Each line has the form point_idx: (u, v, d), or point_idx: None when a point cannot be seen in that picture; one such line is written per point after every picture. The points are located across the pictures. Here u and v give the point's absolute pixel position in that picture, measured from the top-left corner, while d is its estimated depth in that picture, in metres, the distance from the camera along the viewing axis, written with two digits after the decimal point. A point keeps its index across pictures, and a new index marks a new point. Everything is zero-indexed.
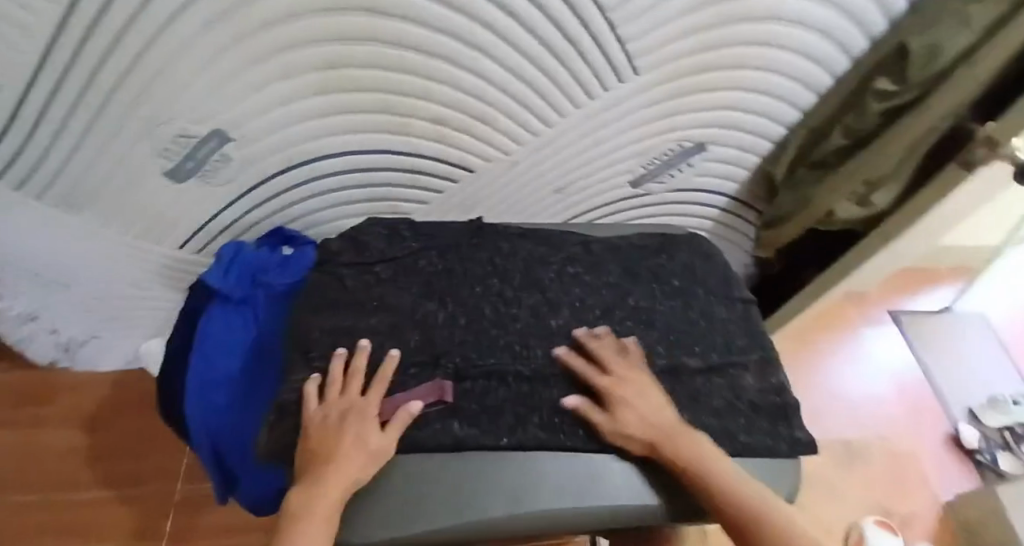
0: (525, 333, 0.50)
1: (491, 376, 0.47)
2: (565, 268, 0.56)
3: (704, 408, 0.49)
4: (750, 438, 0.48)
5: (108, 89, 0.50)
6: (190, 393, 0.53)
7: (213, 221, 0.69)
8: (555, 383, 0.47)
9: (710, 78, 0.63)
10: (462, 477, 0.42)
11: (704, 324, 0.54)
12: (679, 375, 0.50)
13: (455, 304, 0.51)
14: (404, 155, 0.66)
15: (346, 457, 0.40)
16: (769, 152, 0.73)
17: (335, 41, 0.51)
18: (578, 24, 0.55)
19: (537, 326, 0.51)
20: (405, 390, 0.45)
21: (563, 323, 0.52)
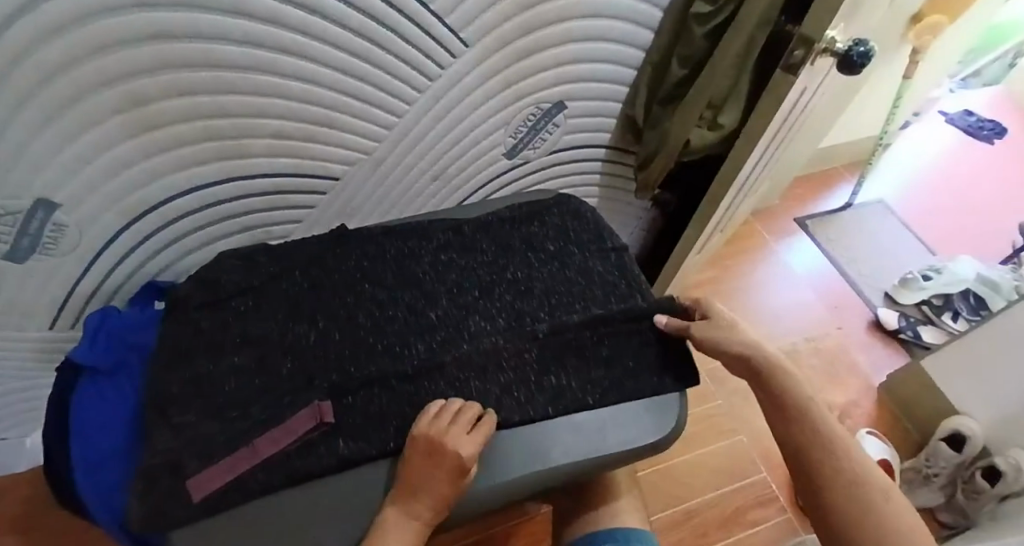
0: (403, 332, 0.47)
1: (372, 384, 0.43)
2: (436, 257, 0.53)
3: (592, 362, 0.47)
4: (642, 380, 0.47)
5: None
6: (81, 476, 0.51)
7: (75, 291, 0.65)
8: (441, 374, 0.44)
9: (543, 34, 0.62)
10: (348, 492, 0.39)
11: (584, 281, 0.52)
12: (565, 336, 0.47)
13: (327, 321, 0.47)
14: (257, 178, 0.63)
15: (421, 511, 0.36)
16: (627, 95, 0.73)
17: (132, 77, 0.48)
18: (388, 5, 0.53)
19: (415, 321, 0.48)
20: (268, 428, 0.40)
21: (444, 313, 0.49)
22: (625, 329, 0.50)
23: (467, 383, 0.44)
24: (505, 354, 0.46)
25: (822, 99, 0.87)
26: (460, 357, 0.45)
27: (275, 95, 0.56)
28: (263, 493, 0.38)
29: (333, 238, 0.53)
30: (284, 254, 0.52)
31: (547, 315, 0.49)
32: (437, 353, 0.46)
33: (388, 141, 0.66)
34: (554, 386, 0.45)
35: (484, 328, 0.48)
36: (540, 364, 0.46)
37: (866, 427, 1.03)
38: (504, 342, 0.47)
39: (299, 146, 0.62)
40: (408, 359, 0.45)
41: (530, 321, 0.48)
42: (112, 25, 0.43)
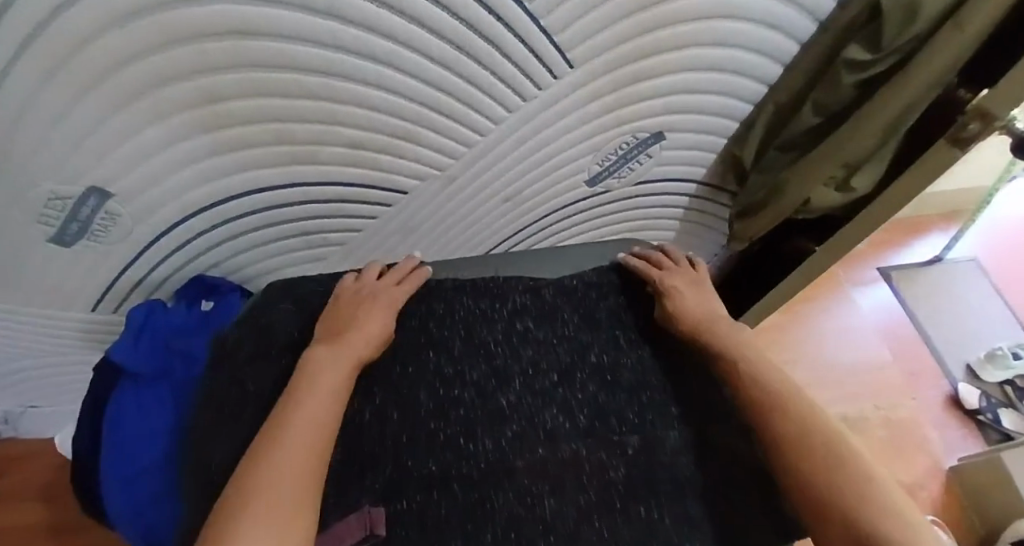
0: (469, 420, 0.42)
1: (431, 487, 0.38)
2: (512, 326, 0.48)
3: (688, 495, 0.40)
4: (745, 523, 0.39)
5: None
6: (112, 488, 0.50)
7: (121, 279, 0.62)
8: (511, 483, 0.39)
9: (658, 62, 0.54)
10: None
11: (675, 376, 0.46)
12: (655, 454, 0.41)
13: (385, 393, 0.43)
14: (323, 186, 0.58)
15: (355, 342, 0.42)
16: (735, 133, 0.65)
17: (202, 73, 0.42)
18: (496, 18, 0.45)
19: (486, 407, 0.43)
20: (317, 531, 0.36)
21: (517, 401, 0.44)
22: (727, 449, 0.42)
23: (541, 501, 0.38)
24: (586, 469, 0.40)
25: None
26: (533, 465, 0.40)
27: (355, 104, 0.50)
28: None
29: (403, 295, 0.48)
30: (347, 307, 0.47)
31: (635, 422, 0.43)
32: (509, 455, 0.40)
33: (466, 159, 0.60)
34: (643, 521, 0.38)
35: (562, 426, 0.42)
36: (626, 488, 0.39)
37: (930, 515, 0.93)
38: (586, 453, 0.41)
39: (372, 158, 0.56)
40: (475, 457, 0.40)
41: (616, 430, 0.43)
42: (186, 18, 0.37)
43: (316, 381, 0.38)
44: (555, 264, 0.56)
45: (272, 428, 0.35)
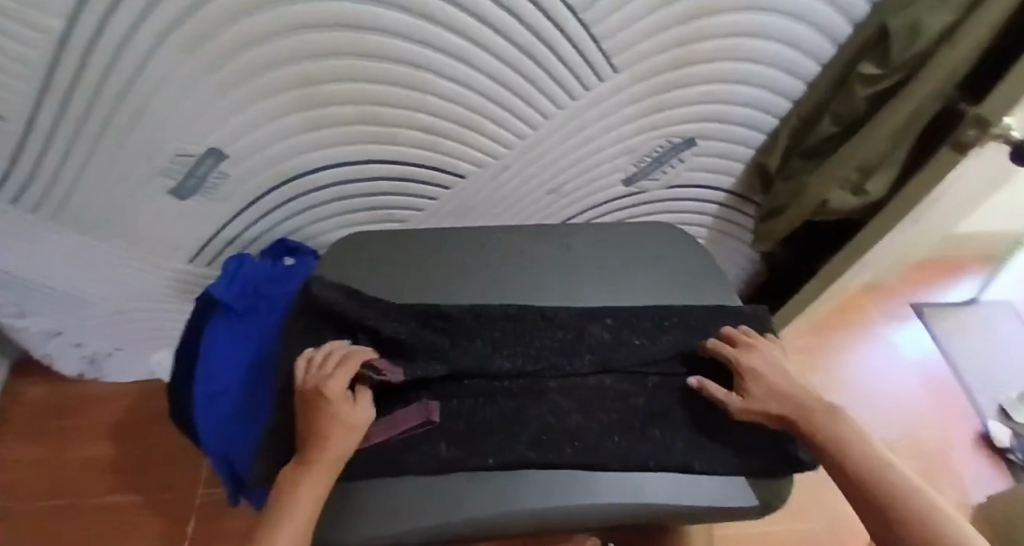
0: (514, 348, 0.50)
1: (479, 395, 0.46)
2: (552, 282, 0.55)
3: (702, 427, 0.45)
4: (751, 456, 0.44)
5: (108, 111, 0.53)
6: (196, 402, 0.58)
7: (219, 236, 0.73)
8: (545, 400, 0.46)
9: (693, 71, 0.62)
10: (433, 495, 0.41)
11: (699, 314, 0.52)
12: (671, 391, 0.47)
13: (442, 320, 0.51)
14: (396, 164, 0.68)
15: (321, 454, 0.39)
16: (763, 145, 0.72)
17: (315, 59, 0.54)
18: (552, 25, 0.55)
19: (530, 341, 0.50)
20: (380, 419, 0.45)
21: (561, 337, 0.51)
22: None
23: (569, 415, 0.45)
24: (611, 395, 0.47)
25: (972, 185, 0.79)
26: (565, 387, 0.47)
27: (430, 92, 0.60)
28: (364, 478, 0.42)
29: (460, 255, 0.57)
30: (413, 260, 0.57)
31: (660, 361, 0.49)
32: (544, 379, 0.48)
33: (517, 150, 0.69)
34: (658, 441, 0.44)
35: (590, 357, 0.49)
36: (645, 414, 0.46)
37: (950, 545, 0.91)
38: (610, 382, 0.47)
39: (438, 142, 0.66)
40: (514, 373, 0.48)
41: (640, 365, 0.48)
42: (312, 10, 0.49)
43: (284, 502, 0.37)
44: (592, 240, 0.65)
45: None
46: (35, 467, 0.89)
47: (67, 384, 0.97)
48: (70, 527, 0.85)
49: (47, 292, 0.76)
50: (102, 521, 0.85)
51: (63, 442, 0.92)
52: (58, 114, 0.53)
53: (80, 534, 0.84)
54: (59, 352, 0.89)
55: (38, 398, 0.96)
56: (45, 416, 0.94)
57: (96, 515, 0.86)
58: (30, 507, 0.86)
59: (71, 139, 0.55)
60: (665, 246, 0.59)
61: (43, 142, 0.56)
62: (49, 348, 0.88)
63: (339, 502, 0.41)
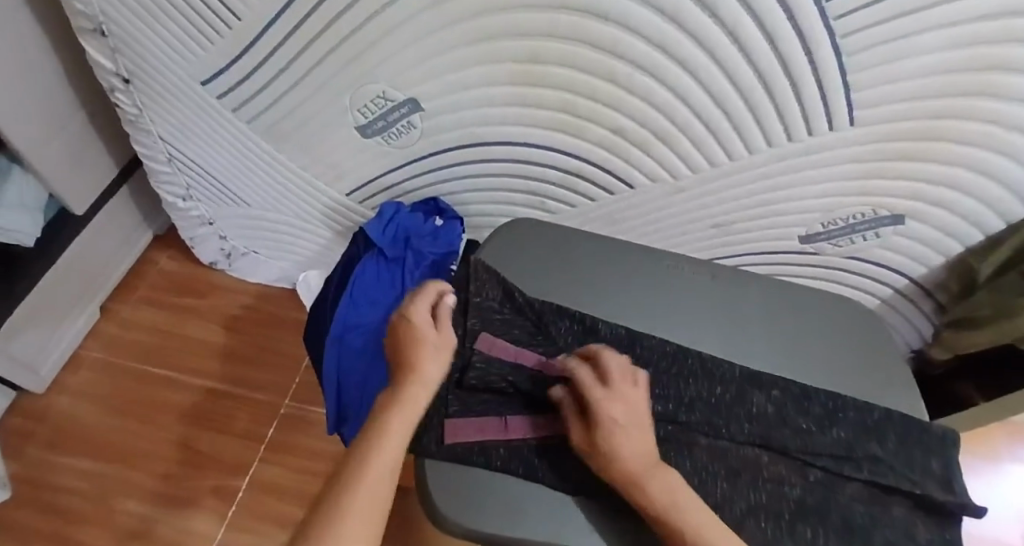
0: (667, 391, 0.46)
1: None
2: (719, 333, 0.52)
3: (859, 542, 0.40)
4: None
5: (342, 35, 0.56)
6: (334, 327, 0.60)
7: (383, 178, 0.75)
8: (690, 453, 0.43)
9: (937, 147, 0.55)
10: (560, 510, 0.39)
11: (879, 418, 0.46)
12: (834, 492, 0.42)
13: (598, 336, 0.49)
14: (573, 157, 0.66)
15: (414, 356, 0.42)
16: (979, 245, 0.64)
17: (542, 35, 0.53)
18: (806, 63, 0.49)
19: (684, 386, 0.47)
20: (522, 414, 0.44)
21: (719, 394, 0.47)
22: (907, 521, 0.42)
23: (714, 480, 0.42)
24: (765, 474, 0.42)
25: None
26: (715, 450, 0.43)
27: (641, 98, 0.57)
28: (497, 470, 0.41)
29: (623, 273, 0.54)
30: (576, 264, 0.55)
31: (825, 455, 0.44)
32: (694, 433, 0.44)
33: (701, 177, 0.65)
34: (807, 542, 0.39)
35: (747, 425, 0.45)
36: (798, 506, 0.41)
37: None
38: (767, 461, 0.43)
39: (625, 148, 0.63)
40: (662, 417, 0.45)
41: (803, 452, 0.44)
42: None
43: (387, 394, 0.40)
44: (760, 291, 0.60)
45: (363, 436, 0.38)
46: (158, 333, 0.98)
47: (198, 265, 1.05)
48: (174, 396, 0.92)
49: (223, 187, 0.84)
50: (200, 400, 0.92)
51: (184, 317, 1.00)
52: (297, 27, 0.57)
53: (181, 405, 0.91)
54: (203, 237, 0.96)
55: (174, 271, 1.04)
56: (176, 290, 1.02)
57: (194, 393, 0.93)
58: (148, 369, 0.94)
59: (302, 54, 0.60)
60: (846, 327, 0.53)
61: (274, 48, 0.61)
62: (199, 232, 0.95)
63: (470, 486, 0.40)
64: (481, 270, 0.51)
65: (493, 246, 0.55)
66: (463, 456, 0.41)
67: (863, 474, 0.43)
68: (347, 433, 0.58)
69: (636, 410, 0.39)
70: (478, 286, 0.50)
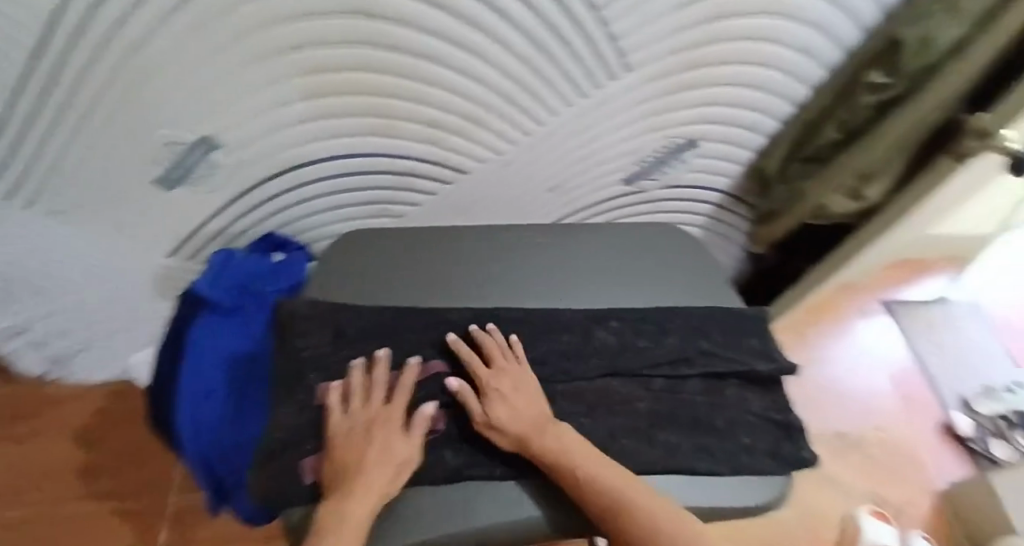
0: (522, 352, 0.49)
1: None
2: (565, 287, 0.56)
3: (704, 430, 0.47)
4: (755, 458, 0.47)
5: (84, 110, 0.48)
6: (182, 409, 0.53)
7: (202, 228, 0.68)
8: (554, 401, 0.47)
9: (701, 73, 0.62)
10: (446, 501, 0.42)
11: (707, 316, 0.53)
12: (678, 394, 0.48)
13: (450, 322, 0.50)
14: (396, 157, 0.65)
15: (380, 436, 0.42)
16: (761, 147, 0.74)
17: (322, 46, 0.50)
18: (581, 11, 0.52)
19: (533, 346, 0.49)
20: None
21: (568, 339, 0.49)
22: (742, 398, 0.50)
23: (577, 419, 0.46)
24: (617, 399, 0.47)
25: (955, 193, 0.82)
26: (571, 393, 0.47)
27: (438, 86, 0.58)
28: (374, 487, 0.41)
29: (463, 258, 0.56)
30: (418, 261, 0.56)
31: (664, 364, 0.49)
32: (551, 382, 0.47)
33: (522, 146, 0.67)
34: (666, 444, 0.45)
35: (598, 360, 0.48)
36: (652, 417, 0.46)
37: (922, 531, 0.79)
38: (618, 385, 0.48)
39: (443, 136, 0.64)
40: (519, 381, 0.47)
41: (646, 369, 0.49)
42: None
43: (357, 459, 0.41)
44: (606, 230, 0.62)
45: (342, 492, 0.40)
46: None
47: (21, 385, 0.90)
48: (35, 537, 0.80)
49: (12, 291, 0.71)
50: (68, 530, 0.81)
51: (22, 446, 0.87)
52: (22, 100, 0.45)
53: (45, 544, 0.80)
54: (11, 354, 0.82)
55: None
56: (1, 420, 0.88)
57: (60, 525, 0.82)
58: None
59: None
60: (666, 247, 0.61)
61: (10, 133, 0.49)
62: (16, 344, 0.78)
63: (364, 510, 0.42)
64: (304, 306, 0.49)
65: (331, 268, 0.55)
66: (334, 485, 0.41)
67: (696, 368, 0.49)
68: (238, 502, 0.53)
69: (518, 378, 0.45)
70: (303, 337, 0.47)
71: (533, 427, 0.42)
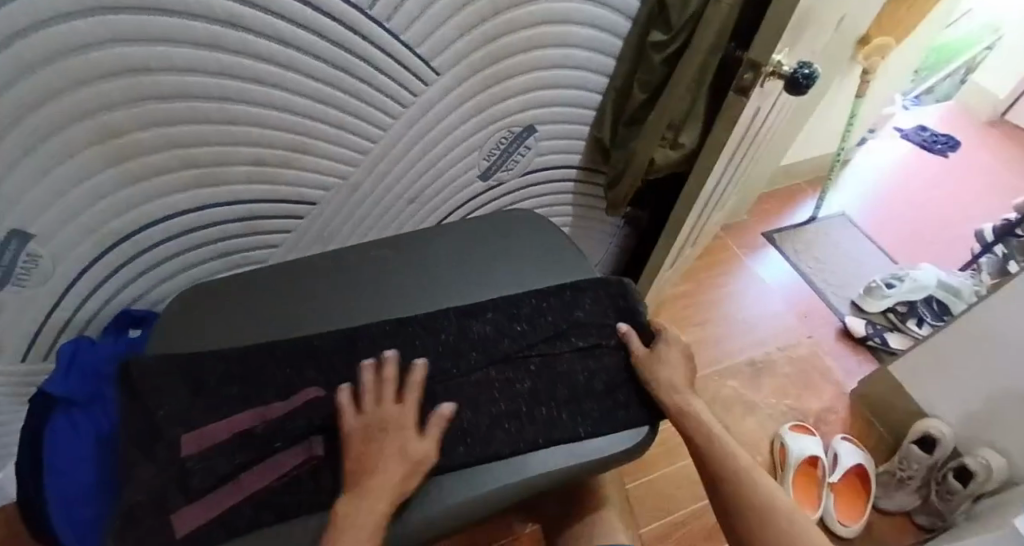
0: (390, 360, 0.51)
1: None
2: (424, 291, 0.57)
3: (584, 395, 0.50)
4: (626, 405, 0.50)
5: None
6: (55, 513, 0.49)
7: (46, 326, 0.62)
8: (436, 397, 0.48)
9: (510, 62, 0.66)
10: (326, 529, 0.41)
11: (570, 290, 0.58)
12: (555, 366, 0.52)
13: (311, 353, 0.50)
14: (236, 204, 0.64)
15: (397, 434, 0.44)
16: (593, 119, 0.78)
17: (109, 109, 0.48)
18: (371, 20, 0.54)
19: (410, 352, 0.51)
20: (255, 464, 0.43)
21: (444, 339, 0.52)
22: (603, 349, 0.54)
23: (459, 413, 0.47)
24: (496, 385, 0.50)
25: (782, 126, 0.90)
26: (452, 389, 0.49)
27: (254, 124, 0.57)
28: (247, 530, 0.39)
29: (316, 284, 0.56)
30: (268, 300, 0.55)
31: (540, 343, 0.53)
32: (431, 383, 0.49)
33: (365, 166, 0.68)
34: (546, 419, 0.48)
35: (475, 354, 0.52)
36: (531, 395, 0.49)
37: (790, 424, 1.04)
38: (495, 373, 0.50)
39: (278, 174, 0.63)
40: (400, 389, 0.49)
41: (521, 351, 0.52)
42: (90, 61, 0.44)
43: (381, 455, 0.42)
44: (464, 226, 0.63)
45: (362, 487, 0.40)
46: None
47: None
48: None
49: None
50: None
51: None
52: None
53: None
54: None
55: None
56: None
57: None
58: None
59: None
60: (521, 229, 0.64)
61: None
62: None
63: None
64: (152, 361, 0.47)
65: (171, 327, 0.52)
66: None
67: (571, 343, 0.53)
68: None
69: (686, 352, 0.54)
70: (155, 398, 0.45)
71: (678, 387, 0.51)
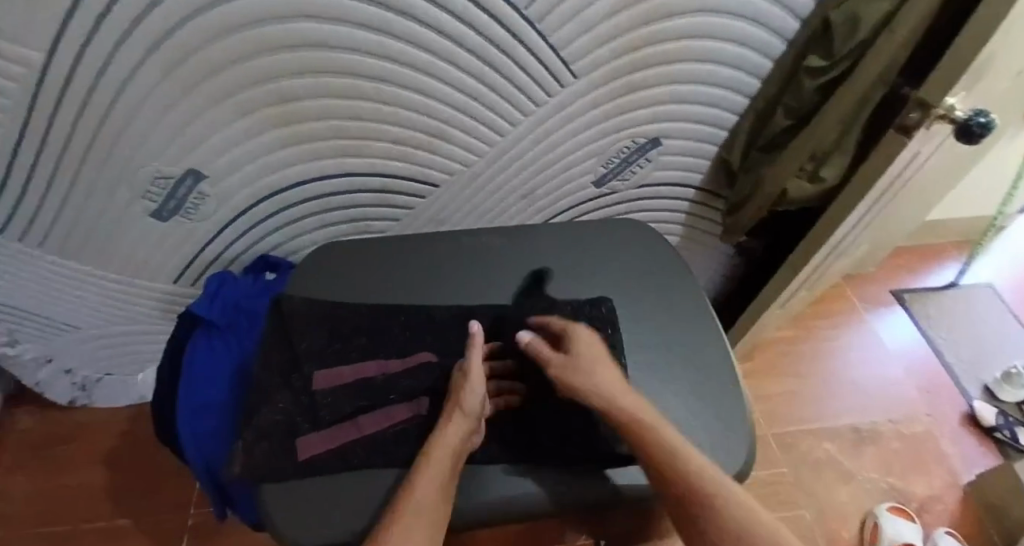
0: (490, 342, 0.53)
1: None
2: (530, 284, 0.59)
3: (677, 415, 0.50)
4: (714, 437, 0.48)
5: (86, 150, 0.55)
6: (182, 417, 0.56)
7: (197, 259, 0.74)
8: None
9: (649, 73, 0.65)
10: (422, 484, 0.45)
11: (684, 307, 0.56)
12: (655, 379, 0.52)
13: (418, 323, 0.54)
14: (371, 176, 0.69)
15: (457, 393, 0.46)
16: (724, 140, 0.76)
17: (285, 77, 0.54)
18: (521, 19, 0.56)
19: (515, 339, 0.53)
20: (372, 410, 0.48)
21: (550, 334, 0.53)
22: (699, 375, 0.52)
23: None
24: None
25: (936, 177, 0.82)
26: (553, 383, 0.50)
27: (399, 106, 0.61)
28: (360, 466, 0.44)
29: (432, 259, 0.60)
30: (388, 265, 0.59)
31: None
32: None
33: (489, 158, 0.70)
34: None
35: None
36: None
37: (888, 502, 0.95)
38: None
39: (412, 154, 0.67)
40: None
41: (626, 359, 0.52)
42: (278, 33, 0.50)
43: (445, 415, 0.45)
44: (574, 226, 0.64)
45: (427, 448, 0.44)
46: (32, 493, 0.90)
47: (53, 413, 0.98)
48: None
49: (46, 319, 0.78)
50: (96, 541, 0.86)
51: (59, 470, 0.92)
52: (40, 140, 0.52)
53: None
54: (49, 379, 0.89)
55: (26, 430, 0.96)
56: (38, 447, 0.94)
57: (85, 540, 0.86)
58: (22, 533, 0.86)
59: (56, 172, 0.57)
60: (633, 239, 0.63)
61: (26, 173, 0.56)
62: (40, 373, 0.87)
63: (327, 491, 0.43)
64: (298, 304, 0.53)
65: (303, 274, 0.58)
66: (317, 469, 0.44)
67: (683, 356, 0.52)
68: (240, 509, 0.55)
69: (600, 357, 0.50)
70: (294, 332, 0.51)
71: (599, 392, 0.47)
